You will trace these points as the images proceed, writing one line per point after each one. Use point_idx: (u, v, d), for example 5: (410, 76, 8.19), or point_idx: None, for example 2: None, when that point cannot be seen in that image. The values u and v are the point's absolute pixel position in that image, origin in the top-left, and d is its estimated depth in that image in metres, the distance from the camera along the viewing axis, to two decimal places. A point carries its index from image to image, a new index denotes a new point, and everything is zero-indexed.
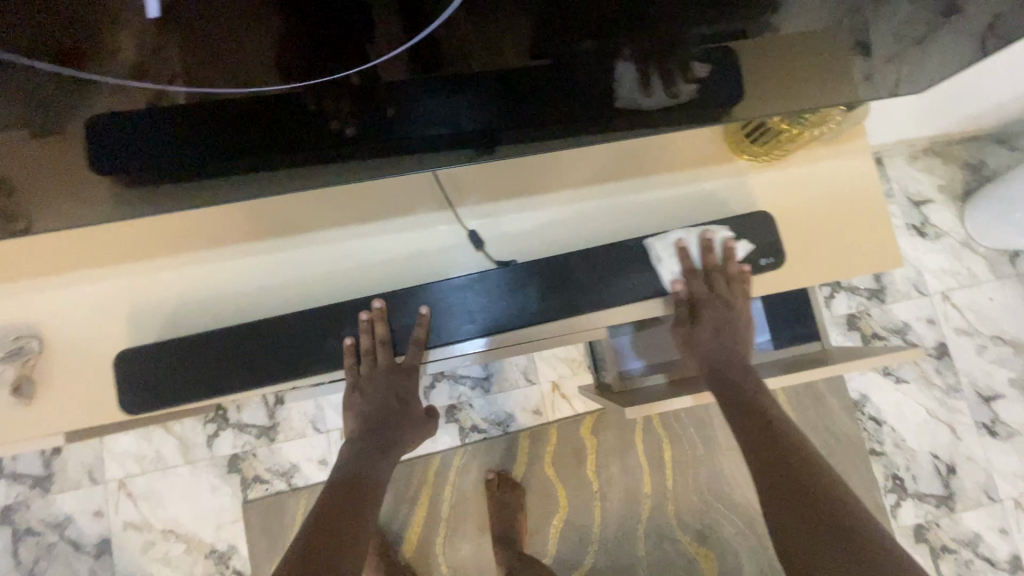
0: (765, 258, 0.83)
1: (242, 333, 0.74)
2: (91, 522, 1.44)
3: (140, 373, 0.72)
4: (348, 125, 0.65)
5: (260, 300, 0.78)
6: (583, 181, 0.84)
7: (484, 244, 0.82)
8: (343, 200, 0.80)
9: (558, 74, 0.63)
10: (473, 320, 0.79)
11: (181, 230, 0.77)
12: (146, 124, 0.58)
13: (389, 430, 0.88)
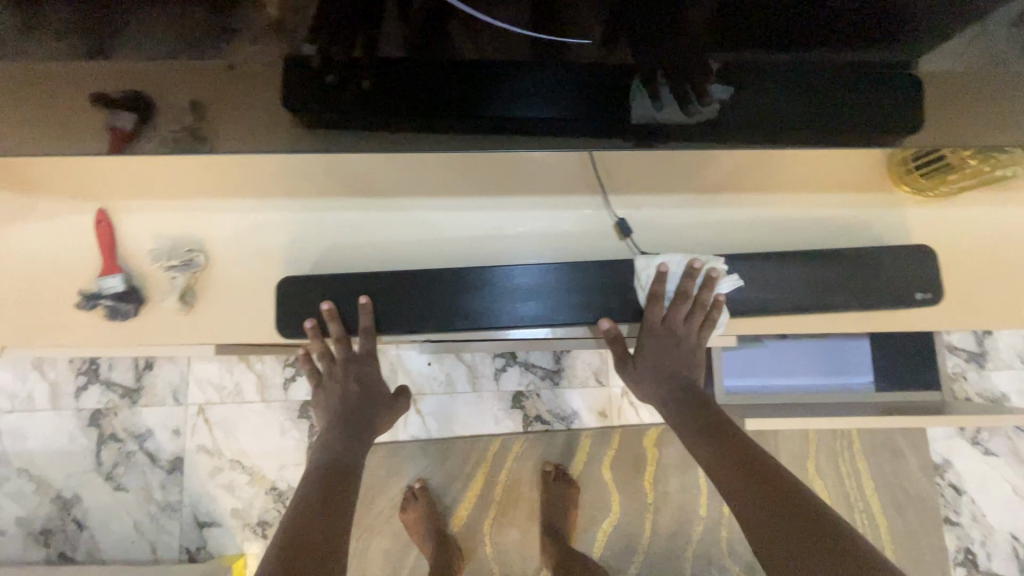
0: (921, 292, 0.79)
1: (389, 280, 0.77)
2: (168, 439, 1.52)
3: (293, 302, 0.77)
4: (477, 105, 0.67)
5: (403, 252, 0.79)
6: (741, 187, 0.82)
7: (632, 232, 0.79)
8: (497, 169, 0.81)
9: (672, 77, 0.63)
10: (613, 306, 0.77)
11: (343, 169, 0.80)
12: (307, 80, 0.63)
13: (361, 417, 1.00)
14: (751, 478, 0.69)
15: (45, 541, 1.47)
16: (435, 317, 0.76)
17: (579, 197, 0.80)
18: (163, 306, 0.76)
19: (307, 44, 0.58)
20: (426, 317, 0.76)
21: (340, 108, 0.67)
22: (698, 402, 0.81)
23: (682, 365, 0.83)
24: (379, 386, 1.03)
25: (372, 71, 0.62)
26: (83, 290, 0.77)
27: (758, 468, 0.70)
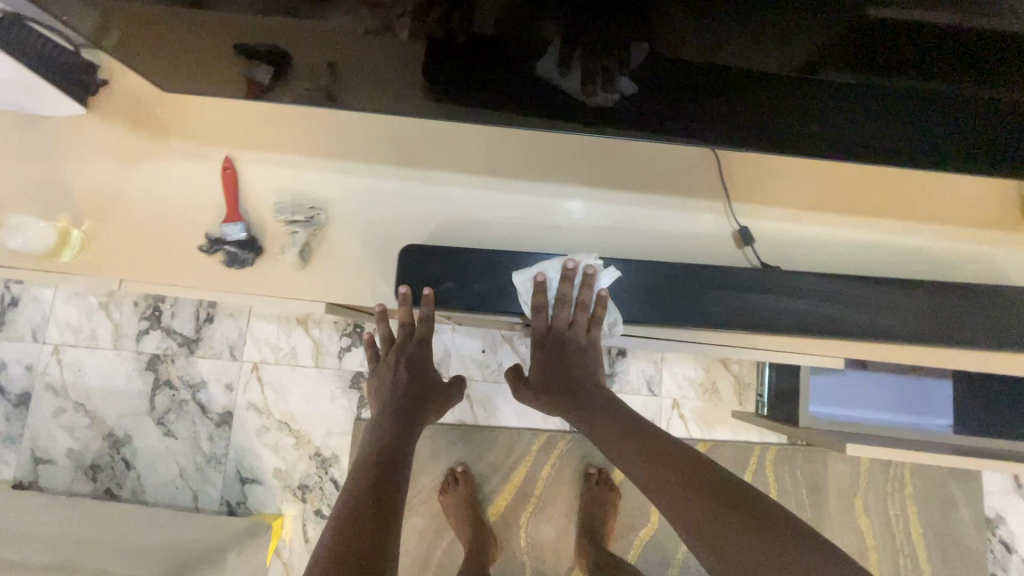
0: None
1: (504, 259, 0.77)
2: (221, 392, 1.54)
3: (409, 270, 0.77)
4: (614, 95, 0.68)
5: (521, 235, 0.80)
6: (865, 210, 0.81)
7: (753, 241, 0.79)
8: (621, 161, 0.81)
9: (746, 85, 0.64)
10: (728, 312, 0.76)
11: (470, 147, 0.82)
12: (453, 63, 0.65)
13: (414, 405, 1.01)
14: (682, 476, 0.72)
15: (93, 475, 1.51)
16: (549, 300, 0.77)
17: (702, 200, 0.80)
18: (281, 259, 0.78)
19: (402, 22, 0.59)
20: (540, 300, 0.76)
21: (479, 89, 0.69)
22: (604, 404, 0.84)
23: (584, 367, 0.86)
24: (427, 373, 1.06)
25: (458, 49, 0.63)
26: (207, 234, 0.78)
27: (683, 463, 0.74)
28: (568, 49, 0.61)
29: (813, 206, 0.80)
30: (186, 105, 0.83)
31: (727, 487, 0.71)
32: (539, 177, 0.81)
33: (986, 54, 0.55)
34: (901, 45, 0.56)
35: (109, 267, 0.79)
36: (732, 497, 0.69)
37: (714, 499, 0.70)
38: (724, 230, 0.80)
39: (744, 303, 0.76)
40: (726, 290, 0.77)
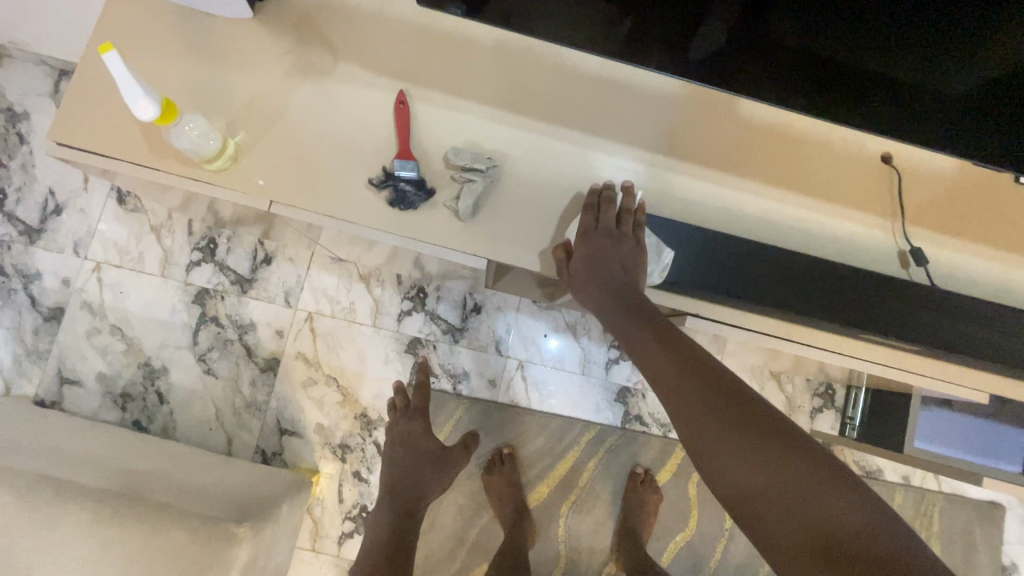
0: None
1: (677, 237, 0.77)
2: (270, 337, 1.48)
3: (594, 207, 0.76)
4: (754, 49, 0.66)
5: (696, 219, 0.80)
6: (1019, 248, 0.82)
7: (922, 262, 0.79)
8: (800, 162, 0.81)
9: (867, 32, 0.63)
10: (887, 321, 0.77)
11: (652, 123, 0.80)
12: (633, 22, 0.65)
13: (417, 473, 1.20)
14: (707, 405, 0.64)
15: (123, 404, 1.43)
16: (719, 281, 0.76)
17: (876, 217, 0.81)
18: (449, 207, 0.73)
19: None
20: (709, 280, 0.76)
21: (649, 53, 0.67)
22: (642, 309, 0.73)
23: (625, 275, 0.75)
24: (425, 444, 1.24)
25: None
26: (376, 169, 0.74)
27: (717, 387, 0.65)
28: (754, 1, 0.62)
29: (974, 241, 0.81)
30: (361, 29, 0.78)
31: (761, 422, 0.61)
32: (717, 165, 0.80)
33: None
34: None
35: (260, 185, 0.73)
36: (766, 439, 0.59)
37: (739, 437, 0.60)
38: (892, 248, 0.81)
39: (904, 317, 0.77)
40: (897, 307, 0.77)
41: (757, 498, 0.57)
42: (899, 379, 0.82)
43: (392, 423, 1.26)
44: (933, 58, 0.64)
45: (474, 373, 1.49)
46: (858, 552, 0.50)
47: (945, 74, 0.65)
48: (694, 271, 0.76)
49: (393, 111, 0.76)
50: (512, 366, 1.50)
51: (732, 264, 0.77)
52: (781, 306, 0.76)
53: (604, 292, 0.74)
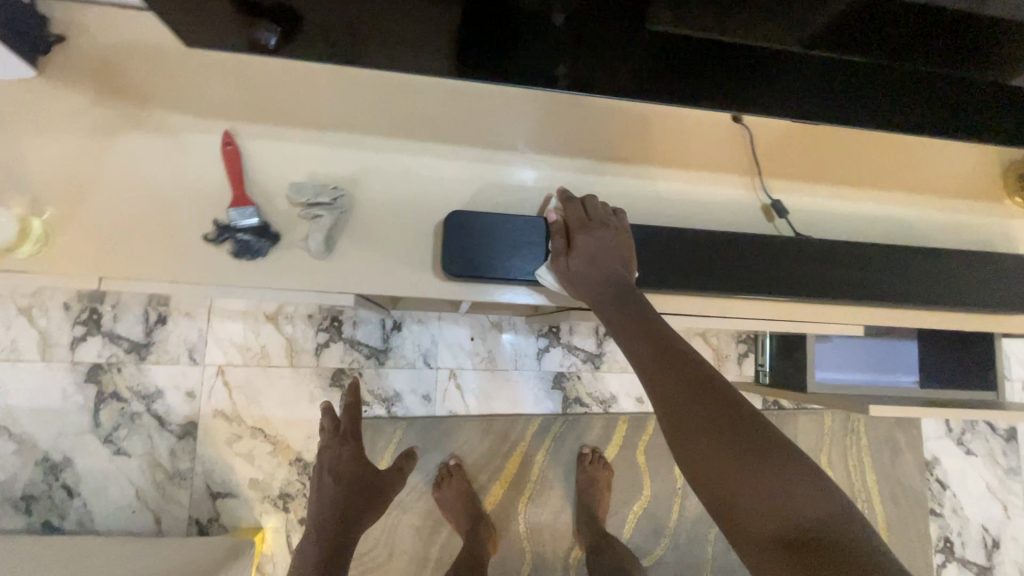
0: None
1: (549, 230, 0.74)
2: (182, 401, 1.38)
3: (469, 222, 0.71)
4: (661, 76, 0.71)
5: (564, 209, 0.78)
6: (875, 183, 0.86)
7: (784, 214, 0.82)
8: (656, 136, 0.81)
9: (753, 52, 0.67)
10: (760, 278, 0.79)
11: (504, 120, 0.77)
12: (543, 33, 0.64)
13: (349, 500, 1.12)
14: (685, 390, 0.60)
15: (27, 508, 1.30)
16: None
17: (739, 176, 0.82)
18: (301, 248, 0.69)
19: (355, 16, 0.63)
20: None
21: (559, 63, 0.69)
22: (634, 308, 0.69)
23: (614, 265, 0.72)
24: (359, 471, 1.15)
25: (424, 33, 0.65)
26: (212, 222, 0.68)
27: (709, 387, 0.61)
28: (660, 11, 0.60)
29: (828, 181, 0.84)
30: (168, 68, 0.71)
31: (748, 418, 0.58)
32: (578, 152, 0.79)
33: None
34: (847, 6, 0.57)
35: (82, 263, 0.66)
36: (741, 436, 0.56)
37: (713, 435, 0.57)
38: (755, 205, 0.83)
39: (775, 271, 0.79)
40: (768, 260, 0.79)
41: (750, 510, 0.53)
42: (784, 327, 0.85)
43: (323, 448, 1.17)
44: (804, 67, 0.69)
45: (407, 392, 1.45)
46: (829, 546, 0.50)
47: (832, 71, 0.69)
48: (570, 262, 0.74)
49: (222, 155, 0.70)
50: (444, 377, 1.47)
51: None
52: (660, 282, 0.76)
53: (598, 286, 0.70)
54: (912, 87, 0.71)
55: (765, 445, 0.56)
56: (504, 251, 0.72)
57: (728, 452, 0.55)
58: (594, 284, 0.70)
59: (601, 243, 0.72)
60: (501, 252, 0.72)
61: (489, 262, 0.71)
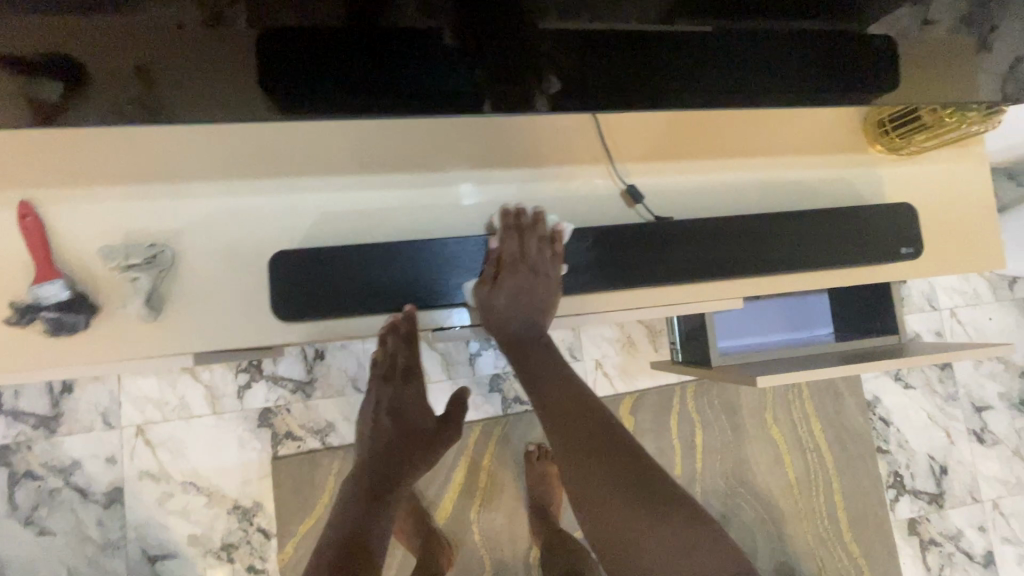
0: (905, 247, 0.82)
1: (392, 256, 0.72)
2: (103, 469, 1.32)
3: (305, 263, 0.69)
4: (498, 78, 0.70)
5: (413, 229, 0.76)
6: (735, 152, 0.84)
7: (642, 198, 0.80)
8: (500, 138, 0.78)
9: (579, 41, 0.68)
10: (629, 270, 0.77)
11: (339, 145, 0.74)
12: (402, 32, 0.63)
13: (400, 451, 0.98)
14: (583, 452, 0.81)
15: None
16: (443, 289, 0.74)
17: (592, 167, 0.80)
18: (128, 313, 0.66)
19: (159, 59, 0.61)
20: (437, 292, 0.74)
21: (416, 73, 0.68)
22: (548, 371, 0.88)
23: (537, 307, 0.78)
24: (415, 416, 1.00)
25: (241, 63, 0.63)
26: (16, 303, 0.64)
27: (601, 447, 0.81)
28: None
29: (678, 156, 0.83)
30: None
31: (627, 467, 0.80)
32: (420, 167, 0.76)
33: None
34: None
35: None
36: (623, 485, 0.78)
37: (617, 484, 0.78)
38: (613, 192, 0.81)
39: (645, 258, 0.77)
40: (636, 248, 0.77)
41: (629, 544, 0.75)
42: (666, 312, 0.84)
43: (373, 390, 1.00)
44: (634, 48, 0.70)
45: (340, 420, 1.42)
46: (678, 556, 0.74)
47: (665, 48, 0.70)
48: (419, 285, 0.72)
49: (20, 228, 0.65)
50: None
51: (449, 263, 0.74)
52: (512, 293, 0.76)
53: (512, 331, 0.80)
54: (747, 57, 0.72)
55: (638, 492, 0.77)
56: (343, 286, 0.70)
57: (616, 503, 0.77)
58: (511, 329, 0.80)
59: (526, 283, 0.76)
60: (338, 287, 0.70)
61: (329, 300, 0.70)
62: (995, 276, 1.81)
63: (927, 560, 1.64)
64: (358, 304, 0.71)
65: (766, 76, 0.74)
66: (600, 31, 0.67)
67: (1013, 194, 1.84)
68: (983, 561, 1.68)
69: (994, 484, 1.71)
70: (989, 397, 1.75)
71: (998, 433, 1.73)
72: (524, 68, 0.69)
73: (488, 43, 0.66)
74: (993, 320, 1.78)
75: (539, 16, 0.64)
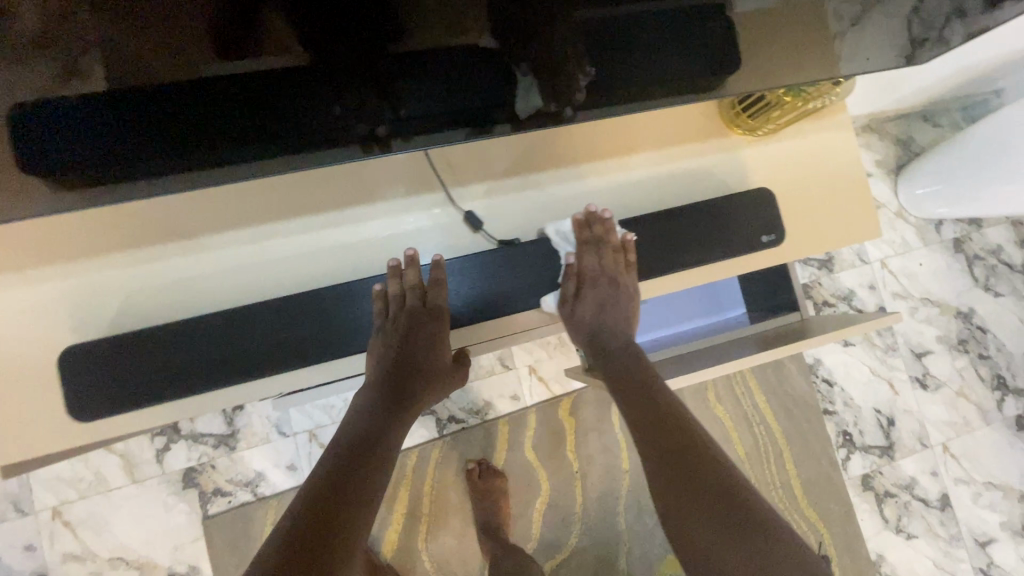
0: (766, 236, 0.84)
1: (196, 331, 0.74)
2: (22, 558, 1.27)
3: (103, 355, 0.72)
4: (316, 127, 0.70)
5: (246, 288, 0.79)
6: (582, 160, 0.86)
7: (483, 225, 0.84)
8: (310, 188, 0.81)
9: (391, 91, 0.68)
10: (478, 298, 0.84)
11: (157, 220, 0.77)
12: (204, 91, 0.62)
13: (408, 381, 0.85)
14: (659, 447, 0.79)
15: None
16: (252, 357, 0.75)
17: (416, 199, 0.83)
18: None
19: None
20: (248, 359, 0.75)
21: (210, 127, 0.66)
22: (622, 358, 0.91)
23: (616, 313, 0.91)
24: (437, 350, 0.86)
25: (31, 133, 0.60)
26: None
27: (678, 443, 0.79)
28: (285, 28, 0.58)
29: (514, 173, 0.85)
30: None
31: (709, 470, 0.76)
32: (232, 230, 0.79)
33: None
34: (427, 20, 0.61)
35: None
36: (706, 486, 0.74)
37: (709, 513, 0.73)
38: (455, 221, 0.85)
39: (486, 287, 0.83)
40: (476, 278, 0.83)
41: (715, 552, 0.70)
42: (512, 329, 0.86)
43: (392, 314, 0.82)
44: (451, 88, 0.70)
45: (269, 469, 1.37)
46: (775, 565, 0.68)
47: (481, 87, 0.71)
48: (224, 356, 0.74)
49: None
50: (304, 441, 1.39)
51: (252, 329, 0.75)
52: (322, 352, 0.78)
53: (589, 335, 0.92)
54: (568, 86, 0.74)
55: (723, 497, 0.73)
56: (159, 370, 0.73)
57: (700, 507, 0.73)
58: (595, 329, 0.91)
59: (605, 294, 0.89)
60: (156, 372, 0.73)
61: (148, 385, 0.73)
62: (921, 221, 1.80)
63: (884, 513, 1.66)
64: (178, 385, 0.73)
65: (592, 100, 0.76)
66: (412, 79, 0.67)
67: (932, 134, 1.83)
68: (940, 505, 1.70)
69: (942, 427, 1.73)
70: (928, 343, 1.75)
71: (941, 376, 1.75)
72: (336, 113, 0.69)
73: (301, 94, 0.66)
74: (924, 265, 1.78)
75: (332, 69, 0.63)
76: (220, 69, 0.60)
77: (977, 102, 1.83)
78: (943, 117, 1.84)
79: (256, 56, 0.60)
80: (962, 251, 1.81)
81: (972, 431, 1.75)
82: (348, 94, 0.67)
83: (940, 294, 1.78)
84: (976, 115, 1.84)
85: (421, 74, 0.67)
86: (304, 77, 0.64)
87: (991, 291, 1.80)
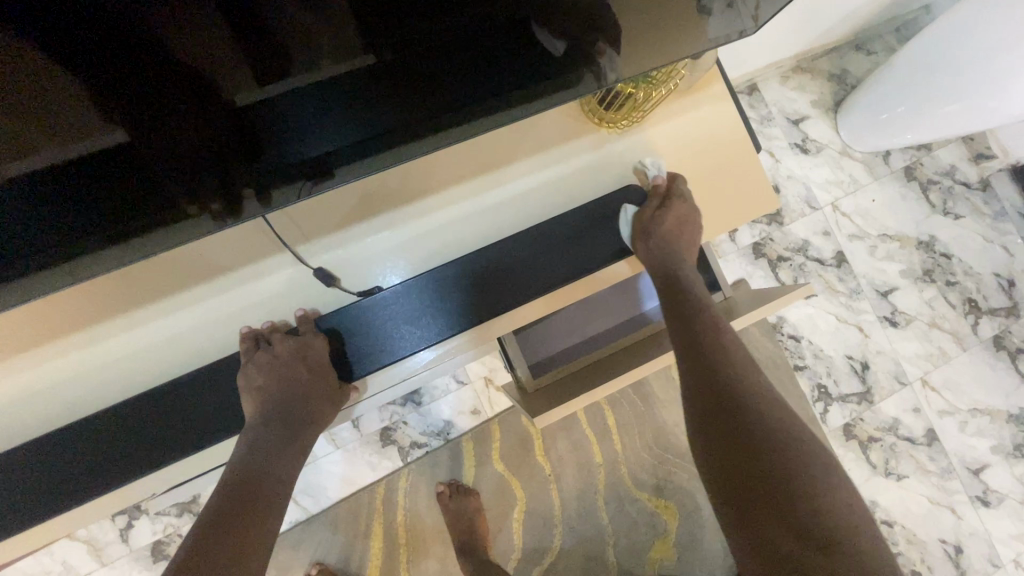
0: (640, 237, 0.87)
1: (60, 441, 0.76)
2: None
3: None
4: (167, 199, 0.65)
5: (128, 378, 0.81)
6: (440, 189, 0.88)
7: (337, 280, 0.85)
8: (148, 275, 0.81)
9: (241, 152, 0.64)
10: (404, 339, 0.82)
11: (27, 327, 0.78)
12: (30, 188, 0.56)
13: (296, 410, 0.83)
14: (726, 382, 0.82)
15: None
16: (123, 456, 0.76)
17: (268, 262, 0.84)
18: None
19: None
20: (116, 462, 0.76)
21: (22, 227, 0.60)
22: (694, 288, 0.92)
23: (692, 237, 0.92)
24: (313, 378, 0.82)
25: None
26: None
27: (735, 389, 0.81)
28: (72, 119, 0.51)
29: (372, 215, 0.86)
30: None
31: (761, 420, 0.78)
32: (79, 330, 0.80)
33: (317, 38, 0.54)
34: (257, 76, 0.55)
35: None
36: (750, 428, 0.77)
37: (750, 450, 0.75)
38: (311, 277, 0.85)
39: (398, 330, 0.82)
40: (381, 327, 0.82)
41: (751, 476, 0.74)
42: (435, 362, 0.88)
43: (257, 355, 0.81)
44: (301, 137, 0.66)
45: None
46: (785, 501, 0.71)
47: (332, 129, 0.67)
48: (91, 463, 0.76)
49: None
50: None
51: (117, 429, 0.77)
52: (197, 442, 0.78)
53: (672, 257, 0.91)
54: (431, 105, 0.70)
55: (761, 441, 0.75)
56: (63, 476, 0.75)
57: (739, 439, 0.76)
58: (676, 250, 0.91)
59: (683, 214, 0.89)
60: (60, 480, 0.75)
61: (44, 498, 0.74)
62: (868, 155, 1.74)
63: (870, 458, 1.64)
64: (82, 489, 0.75)
65: (458, 113, 0.73)
66: (260, 137, 0.63)
67: (866, 63, 1.75)
68: (927, 441, 1.67)
69: (918, 361, 1.69)
70: (893, 279, 1.70)
71: (910, 310, 1.70)
72: (186, 181, 0.64)
73: (142, 168, 0.60)
74: (877, 201, 1.72)
75: (169, 136, 0.58)
76: (44, 160, 0.54)
77: (908, 21, 1.75)
78: (875, 43, 1.76)
79: (78, 140, 0.54)
80: (914, 178, 1.75)
81: (950, 359, 1.71)
82: (194, 163, 0.63)
83: (897, 227, 1.72)
84: (910, 34, 1.76)
85: (264, 131, 0.63)
86: (143, 151, 0.59)
87: (950, 214, 1.75)
